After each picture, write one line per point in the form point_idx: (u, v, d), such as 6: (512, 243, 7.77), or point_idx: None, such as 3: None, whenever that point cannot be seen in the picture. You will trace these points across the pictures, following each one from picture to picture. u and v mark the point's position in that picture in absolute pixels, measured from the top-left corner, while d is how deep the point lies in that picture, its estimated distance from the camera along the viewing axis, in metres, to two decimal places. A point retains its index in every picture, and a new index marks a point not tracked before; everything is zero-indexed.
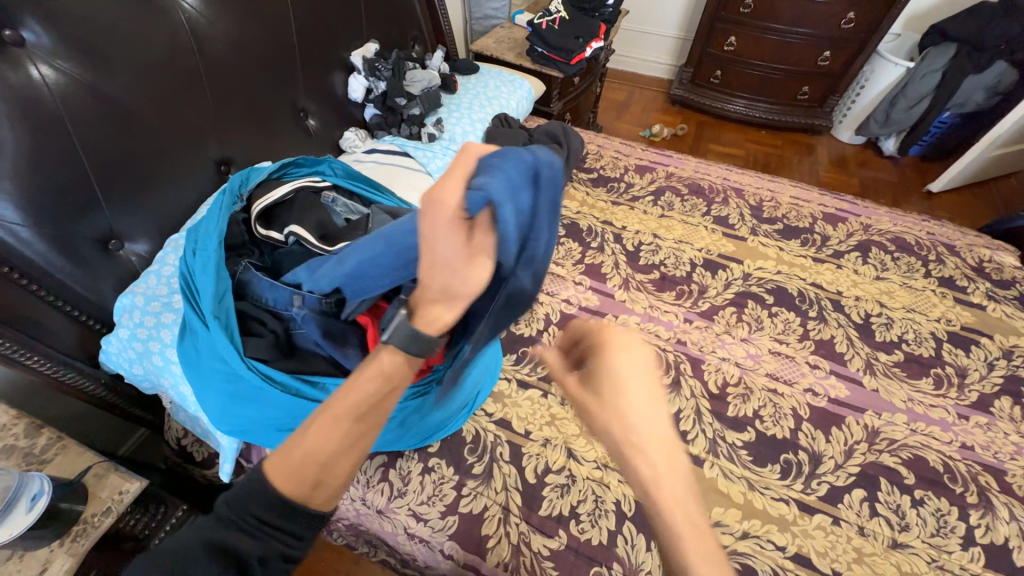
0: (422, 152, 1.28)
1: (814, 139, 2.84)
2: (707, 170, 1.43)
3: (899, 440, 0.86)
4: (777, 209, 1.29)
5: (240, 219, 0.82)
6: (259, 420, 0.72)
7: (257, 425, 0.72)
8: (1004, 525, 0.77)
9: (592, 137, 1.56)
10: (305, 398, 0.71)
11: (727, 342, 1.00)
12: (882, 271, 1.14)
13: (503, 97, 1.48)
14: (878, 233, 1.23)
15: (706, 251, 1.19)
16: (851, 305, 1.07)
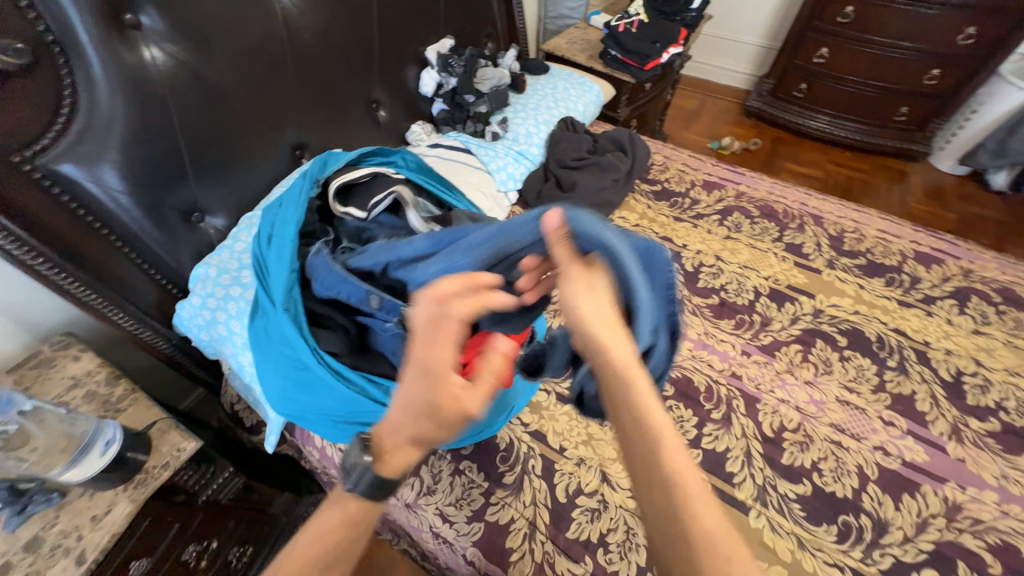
0: (484, 150, 1.27)
1: (906, 166, 2.57)
2: (783, 192, 1.33)
3: (984, 522, 0.76)
4: (860, 242, 1.17)
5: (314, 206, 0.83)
6: (320, 411, 0.70)
7: (313, 416, 0.71)
8: None
9: (659, 148, 1.49)
10: (368, 397, 0.69)
11: (789, 382, 0.93)
12: (982, 325, 1.01)
13: (571, 100, 1.45)
14: (981, 281, 1.09)
15: (773, 281, 1.10)
16: (940, 360, 0.95)
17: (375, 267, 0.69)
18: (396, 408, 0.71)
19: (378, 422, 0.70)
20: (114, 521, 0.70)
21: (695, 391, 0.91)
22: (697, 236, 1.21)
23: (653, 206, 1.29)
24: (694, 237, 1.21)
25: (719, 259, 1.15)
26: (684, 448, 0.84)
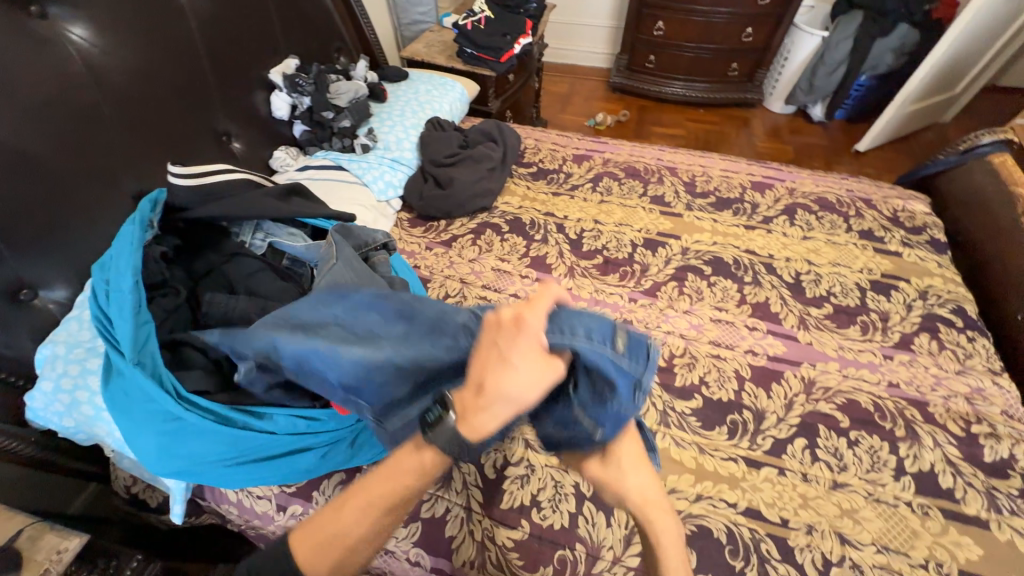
0: (356, 163, 1.27)
1: (749, 112, 2.96)
2: (642, 153, 1.48)
3: (833, 387, 0.92)
4: (708, 183, 1.35)
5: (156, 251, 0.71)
6: (204, 461, 0.64)
7: (198, 464, 0.65)
8: (929, 451, 0.82)
9: (529, 133, 1.58)
10: (249, 430, 0.65)
11: (671, 315, 1.04)
12: (808, 231, 1.21)
13: (436, 101, 1.49)
14: (802, 195, 1.30)
15: (646, 231, 1.23)
16: (782, 267, 1.13)
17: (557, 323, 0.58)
18: (285, 433, 0.67)
19: (266, 454, 0.66)
20: None
21: None
22: (576, 205, 1.31)
23: (532, 187, 1.37)
24: (573, 207, 1.30)
25: (597, 222, 1.25)
26: None
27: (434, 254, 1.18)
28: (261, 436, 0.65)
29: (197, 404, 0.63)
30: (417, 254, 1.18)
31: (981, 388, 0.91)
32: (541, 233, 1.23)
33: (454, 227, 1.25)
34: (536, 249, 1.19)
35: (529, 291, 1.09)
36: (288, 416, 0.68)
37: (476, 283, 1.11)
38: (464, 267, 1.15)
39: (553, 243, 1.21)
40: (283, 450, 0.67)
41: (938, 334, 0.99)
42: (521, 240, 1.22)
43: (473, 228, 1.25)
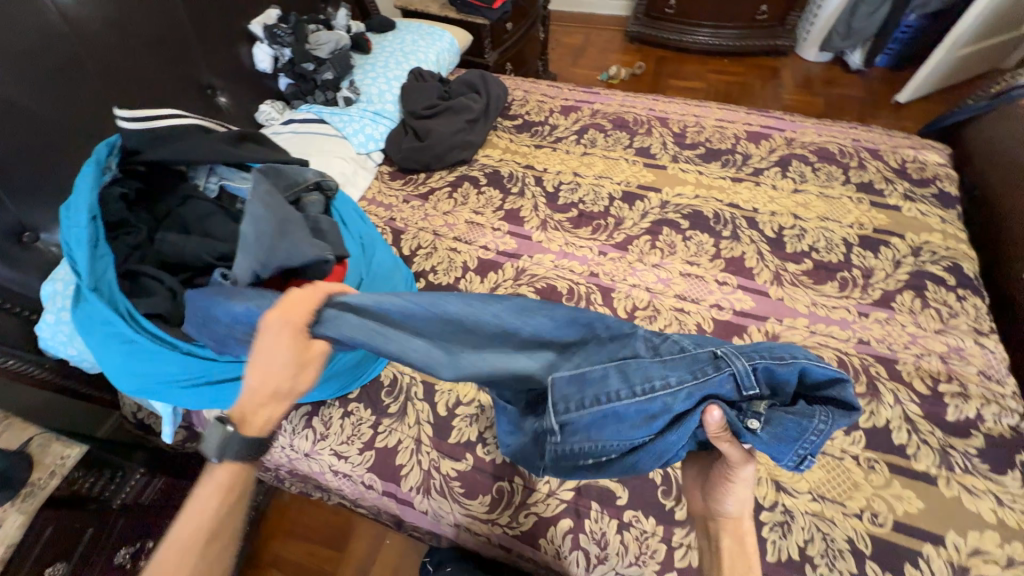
0: (338, 116, 1.27)
1: (780, 62, 2.72)
2: (633, 103, 1.41)
3: (797, 342, 0.89)
4: (700, 134, 1.28)
5: (117, 193, 0.76)
6: (159, 380, 0.72)
7: (154, 383, 0.72)
8: (887, 408, 0.80)
9: (519, 84, 1.53)
10: (194, 355, 0.71)
11: (639, 269, 1.03)
12: (800, 183, 1.13)
13: (422, 51, 1.45)
14: (801, 146, 1.21)
15: (626, 184, 1.19)
16: (765, 221, 1.08)
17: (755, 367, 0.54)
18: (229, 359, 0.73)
19: (214, 378, 0.73)
20: (8, 533, 0.72)
21: (558, 296, 1.00)
22: (557, 158, 1.28)
23: (515, 140, 1.34)
24: (554, 160, 1.27)
25: (576, 175, 1.23)
26: None
27: (410, 207, 1.20)
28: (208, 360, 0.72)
29: (142, 325, 0.69)
30: (394, 207, 1.20)
31: (960, 348, 0.86)
32: (518, 186, 1.22)
33: (432, 180, 1.25)
34: (511, 202, 1.19)
35: (498, 244, 1.10)
36: None
37: (447, 235, 1.13)
38: (437, 220, 1.16)
39: (529, 196, 1.19)
40: (228, 374, 0.73)
41: (924, 292, 0.93)
42: (497, 193, 1.21)
43: (450, 181, 1.25)
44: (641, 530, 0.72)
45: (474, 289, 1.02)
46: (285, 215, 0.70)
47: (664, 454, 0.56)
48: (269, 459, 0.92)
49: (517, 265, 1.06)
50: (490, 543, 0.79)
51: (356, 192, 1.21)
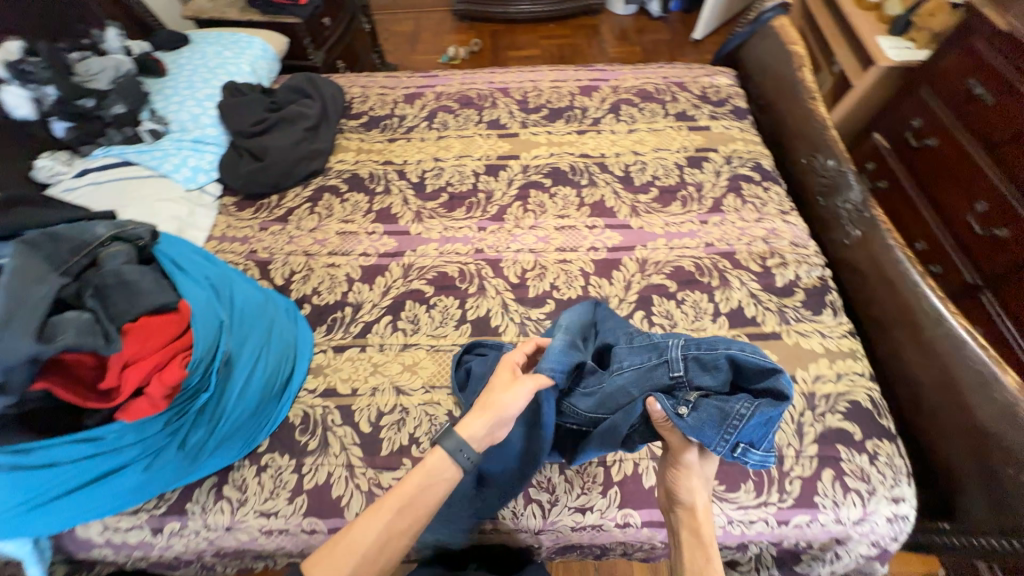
0: (148, 153, 1.10)
1: (597, 19, 2.96)
2: (473, 79, 1.43)
3: (662, 260, 1.03)
4: (540, 97, 1.35)
5: None
6: None
7: None
8: (737, 291, 0.97)
9: (354, 80, 1.45)
10: (25, 468, 0.66)
11: (519, 234, 1.08)
12: (632, 124, 1.28)
13: (231, 62, 1.30)
14: (625, 91, 1.36)
15: (486, 158, 1.22)
16: (612, 163, 1.20)
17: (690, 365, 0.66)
18: (69, 460, 0.68)
19: (61, 484, 0.68)
20: None
21: (452, 280, 1.01)
22: (414, 148, 1.26)
23: (366, 138, 1.29)
24: (412, 150, 1.25)
25: (437, 159, 1.23)
26: (455, 329, 0.94)
27: (270, 233, 1.09)
28: (38, 473, 0.67)
29: None
30: (251, 238, 1.09)
31: (774, 228, 1.06)
32: (382, 185, 1.18)
33: (287, 199, 1.15)
34: (379, 202, 1.15)
35: (378, 247, 1.07)
36: (65, 444, 0.68)
37: (321, 253, 1.06)
38: (305, 239, 1.08)
39: (396, 191, 1.16)
40: (79, 476, 0.69)
41: (741, 192, 1.13)
42: (362, 196, 1.16)
43: (308, 195, 1.16)
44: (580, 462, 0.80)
45: (366, 298, 0.98)
46: (13, 307, 0.59)
47: (616, 434, 0.67)
48: (183, 553, 0.80)
49: (403, 262, 1.04)
50: (451, 532, 0.80)
51: (200, 233, 1.06)
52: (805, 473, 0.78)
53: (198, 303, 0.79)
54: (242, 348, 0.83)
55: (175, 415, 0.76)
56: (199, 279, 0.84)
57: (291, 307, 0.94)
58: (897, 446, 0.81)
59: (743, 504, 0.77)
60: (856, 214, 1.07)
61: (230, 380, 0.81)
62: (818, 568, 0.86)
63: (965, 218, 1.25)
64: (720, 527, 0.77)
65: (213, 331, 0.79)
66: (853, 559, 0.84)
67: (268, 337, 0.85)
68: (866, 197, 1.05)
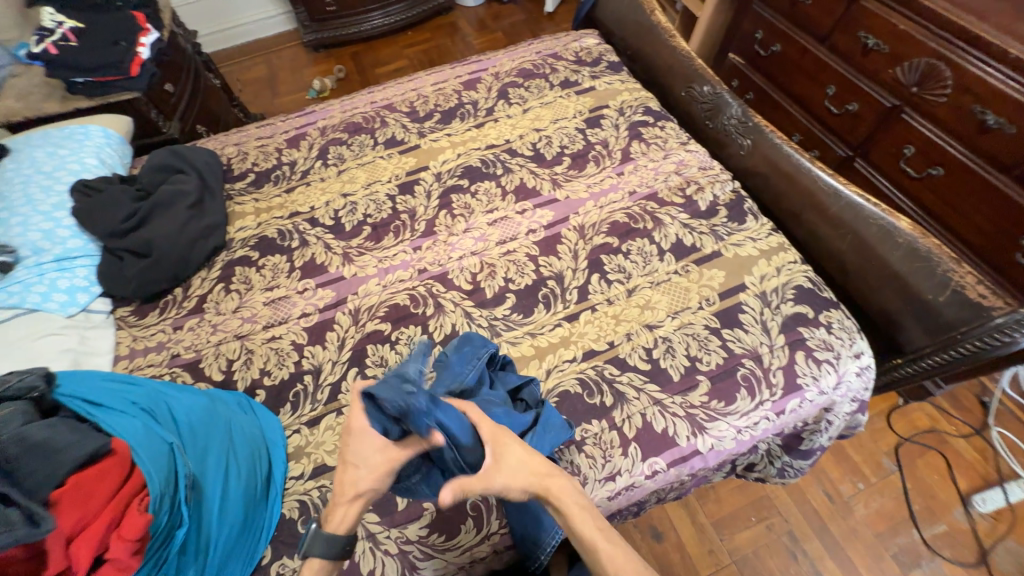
0: (4, 290, 0.92)
1: (452, 15, 2.96)
2: (353, 104, 1.37)
3: (597, 220, 1.06)
4: (427, 103, 1.33)
5: None
6: None
7: None
8: (671, 226, 1.02)
9: (224, 139, 1.33)
10: None
11: (456, 241, 1.06)
12: (524, 104, 1.29)
13: (71, 160, 1.12)
14: (506, 75, 1.37)
15: (395, 178, 1.18)
16: (519, 145, 1.21)
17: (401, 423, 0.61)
18: None
19: None
20: None
21: (406, 309, 0.97)
22: (316, 190, 1.18)
23: (260, 196, 1.18)
24: (315, 194, 1.17)
25: (345, 195, 1.16)
26: None
27: (189, 329, 0.97)
28: None
29: None
30: (169, 341, 0.96)
31: (682, 160, 1.14)
32: (296, 238, 1.10)
33: (195, 287, 1.03)
34: (300, 256, 1.06)
35: (316, 302, 0.99)
36: None
37: (255, 330, 0.96)
38: (232, 321, 0.98)
39: (314, 240, 1.09)
40: None
41: (642, 136, 1.19)
42: (279, 256, 1.07)
43: (218, 275, 1.05)
44: (593, 434, 0.80)
45: (323, 358, 0.91)
46: None
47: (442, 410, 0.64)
48: None
49: (349, 308, 0.97)
50: (495, 554, 0.78)
51: (102, 358, 0.93)
52: (783, 362, 0.85)
53: (135, 437, 0.66)
54: (205, 464, 0.71)
55: (152, 570, 0.62)
56: (124, 409, 0.69)
57: (246, 401, 0.83)
58: (843, 310, 0.91)
59: (744, 412, 0.82)
60: (741, 126, 1.18)
61: (202, 505, 0.69)
62: (819, 439, 0.94)
63: (823, 104, 1.42)
64: (733, 440, 0.81)
65: (167, 459, 0.66)
66: (842, 419, 0.93)
67: (230, 441, 0.74)
68: (745, 109, 1.18)
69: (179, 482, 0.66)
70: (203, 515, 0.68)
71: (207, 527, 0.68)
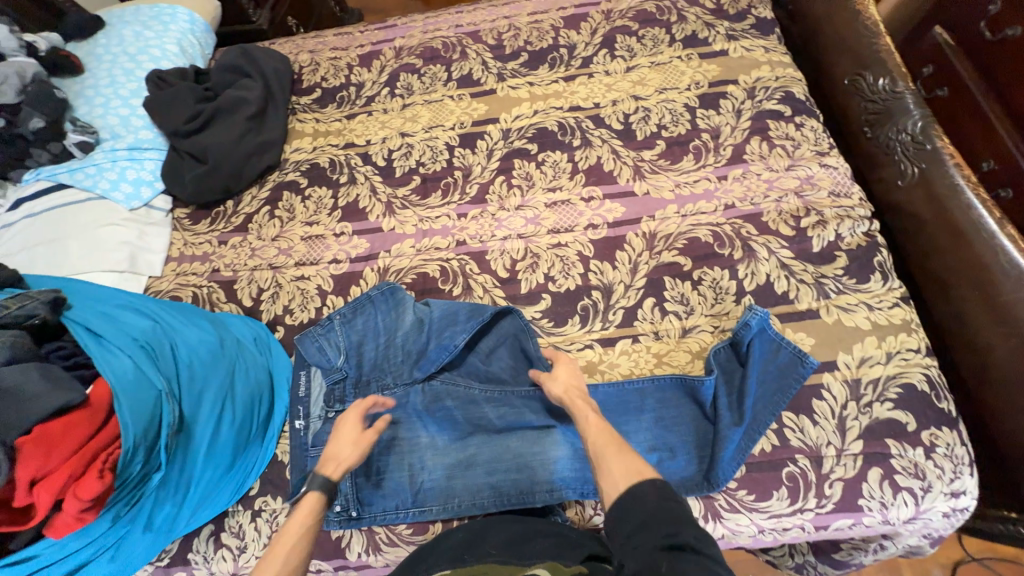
0: (81, 171, 0.98)
1: None
2: (437, 24, 1.20)
3: (673, 232, 0.87)
4: (517, 38, 1.13)
5: None
6: None
7: None
8: (764, 263, 0.82)
9: (299, 44, 1.25)
10: None
11: (505, 218, 0.94)
12: (631, 60, 1.05)
13: (154, 44, 1.11)
14: (620, 17, 1.11)
15: (459, 126, 1.05)
16: (609, 114, 1.00)
17: (324, 352, 0.83)
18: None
19: None
20: None
21: (434, 282, 0.90)
22: (376, 122, 1.09)
23: (322, 117, 1.12)
24: (374, 126, 1.08)
25: (404, 134, 1.06)
26: None
27: (232, 247, 0.99)
28: None
29: None
30: (212, 254, 0.99)
31: (809, 176, 0.88)
32: (346, 173, 1.04)
33: (244, 204, 1.03)
34: (345, 195, 1.01)
35: (349, 250, 0.95)
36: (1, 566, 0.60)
37: (288, 264, 0.95)
38: (269, 250, 0.97)
39: (362, 180, 1.02)
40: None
41: (768, 133, 0.93)
42: (326, 190, 1.02)
43: (266, 197, 1.03)
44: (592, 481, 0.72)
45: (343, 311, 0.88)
46: None
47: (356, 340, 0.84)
48: None
49: (378, 266, 0.93)
50: None
51: (156, 256, 0.97)
52: (848, 474, 0.69)
53: (124, 378, 0.62)
54: (198, 407, 0.71)
55: (125, 506, 0.65)
56: (121, 345, 0.65)
57: (263, 333, 0.86)
58: (958, 434, 0.70)
59: (775, 513, 0.69)
60: (913, 147, 0.87)
61: (189, 448, 0.70)
62: (860, 556, 0.79)
63: None
64: (750, 537, 0.70)
65: (151, 408, 0.63)
66: (901, 548, 0.76)
67: (230, 384, 0.74)
68: (928, 124, 0.86)
69: (162, 430, 0.64)
70: (188, 458, 0.70)
71: (193, 468, 0.71)
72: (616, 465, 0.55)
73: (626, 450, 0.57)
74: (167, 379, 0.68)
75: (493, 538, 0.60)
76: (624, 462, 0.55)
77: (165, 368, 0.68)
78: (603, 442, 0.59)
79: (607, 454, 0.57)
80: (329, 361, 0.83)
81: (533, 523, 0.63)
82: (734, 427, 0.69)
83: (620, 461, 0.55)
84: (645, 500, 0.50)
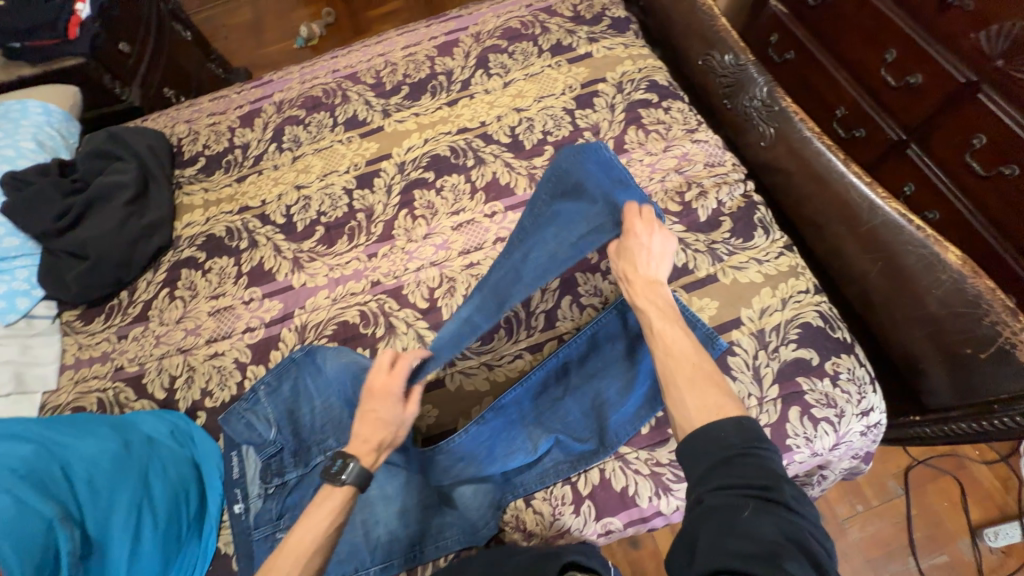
0: None
1: None
2: (314, 72, 1.20)
3: None
4: (395, 72, 1.15)
5: None
6: None
7: None
8: None
9: (174, 115, 1.20)
10: None
11: (414, 249, 0.94)
12: (506, 75, 1.10)
13: (5, 144, 1.03)
14: (489, 37, 1.16)
15: (354, 168, 1.04)
16: (496, 130, 1.04)
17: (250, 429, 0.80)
18: None
19: None
20: None
21: (355, 328, 0.88)
22: (269, 180, 1.06)
23: (211, 185, 1.08)
24: (267, 185, 1.05)
25: (299, 187, 1.04)
26: None
27: (133, 339, 0.92)
28: None
29: None
30: (113, 351, 0.92)
31: (685, 153, 0.95)
32: (245, 238, 1.00)
33: (139, 292, 0.97)
34: (248, 260, 0.97)
35: (261, 315, 0.91)
36: None
37: (198, 344, 0.90)
38: (175, 334, 0.91)
39: (264, 241, 0.99)
40: None
41: (641, 121, 1.00)
42: (227, 258, 0.98)
43: (163, 279, 0.97)
44: (543, 488, 0.73)
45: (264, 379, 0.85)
46: None
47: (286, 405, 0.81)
48: None
49: (295, 325, 0.90)
50: None
51: (47, 368, 0.89)
52: (772, 418, 0.73)
53: (4, 514, 0.56)
54: (108, 522, 0.65)
55: None
56: None
57: (181, 423, 0.81)
58: (855, 357, 0.77)
59: None
60: (765, 110, 0.96)
61: (105, 569, 0.64)
62: (809, 491, 0.84)
63: (878, 73, 1.17)
64: None
65: (43, 538, 0.58)
66: (839, 474, 0.82)
67: (143, 486, 0.69)
68: (772, 88, 0.95)
69: (61, 559, 0.58)
70: None
71: None
72: (692, 406, 0.56)
73: (696, 380, 0.58)
74: (62, 501, 0.62)
75: (471, 570, 0.61)
76: (701, 400, 0.56)
77: (58, 490, 0.63)
78: (675, 368, 0.60)
79: (680, 386, 0.58)
80: (260, 436, 0.79)
81: (485, 558, 0.64)
82: (626, 398, 0.75)
83: (695, 399, 0.56)
84: (723, 436, 0.51)
